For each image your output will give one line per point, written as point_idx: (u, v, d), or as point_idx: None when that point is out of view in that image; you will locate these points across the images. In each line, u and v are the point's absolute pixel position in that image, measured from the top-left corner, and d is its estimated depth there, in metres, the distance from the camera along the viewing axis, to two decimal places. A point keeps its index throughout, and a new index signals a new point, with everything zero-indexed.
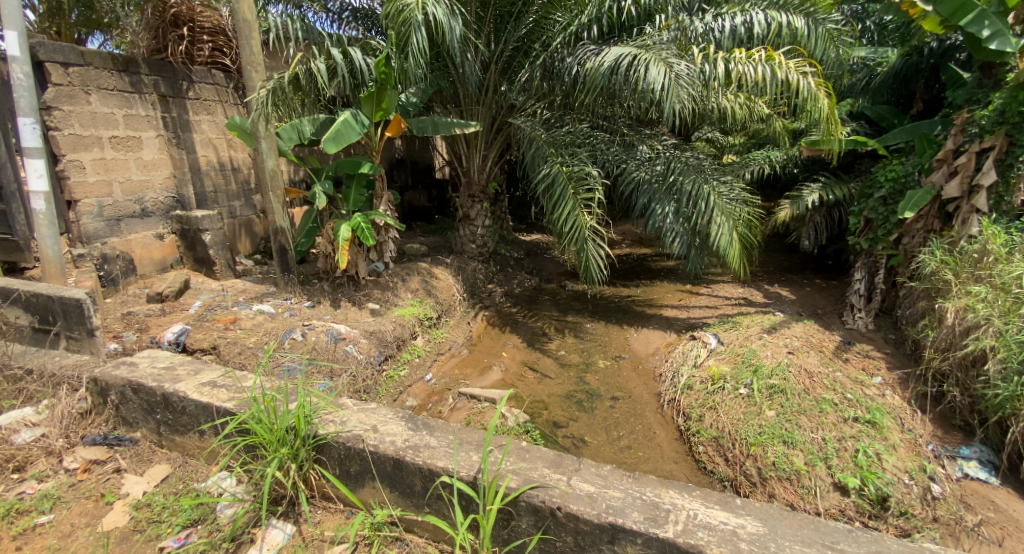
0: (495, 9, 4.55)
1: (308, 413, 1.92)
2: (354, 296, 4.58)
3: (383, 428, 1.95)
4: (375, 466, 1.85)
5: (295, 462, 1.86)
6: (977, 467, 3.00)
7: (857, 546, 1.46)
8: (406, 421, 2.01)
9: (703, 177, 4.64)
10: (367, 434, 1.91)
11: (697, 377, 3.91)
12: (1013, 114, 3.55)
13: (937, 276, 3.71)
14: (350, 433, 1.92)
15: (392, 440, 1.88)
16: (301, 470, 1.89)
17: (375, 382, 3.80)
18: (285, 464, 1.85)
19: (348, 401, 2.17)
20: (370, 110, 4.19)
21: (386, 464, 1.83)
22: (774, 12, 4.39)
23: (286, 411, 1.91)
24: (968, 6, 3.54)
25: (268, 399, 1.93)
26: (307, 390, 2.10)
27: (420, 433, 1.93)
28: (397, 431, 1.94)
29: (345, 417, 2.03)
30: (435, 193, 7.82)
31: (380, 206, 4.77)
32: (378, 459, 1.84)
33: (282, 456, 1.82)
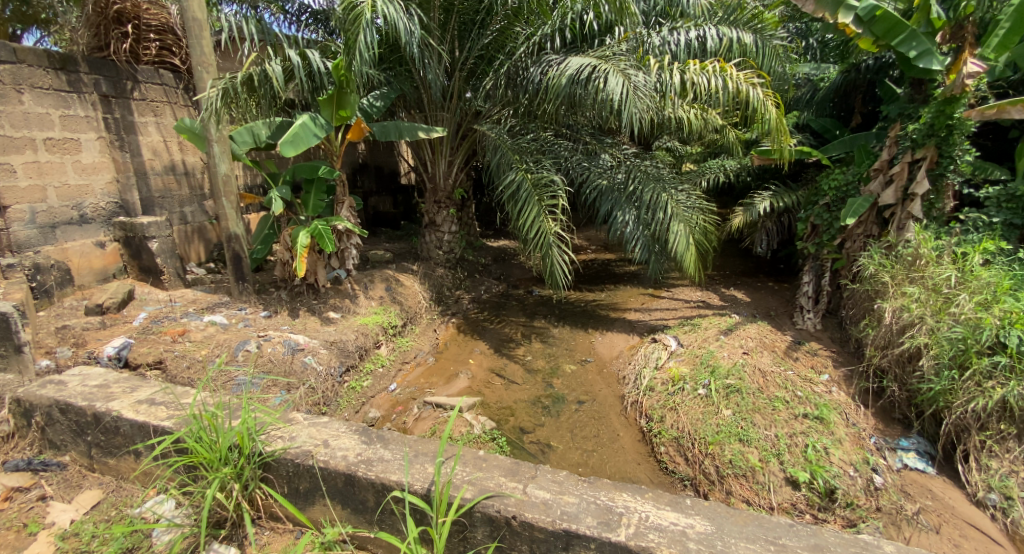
0: (458, 16, 4.55)
1: (253, 428, 1.84)
2: (313, 304, 4.45)
3: (334, 442, 1.91)
4: (325, 483, 1.81)
5: (238, 482, 1.79)
6: (915, 458, 3.20)
7: (798, 540, 1.52)
8: (360, 434, 1.97)
9: (662, 186, 4.79)
10: (317, 450, 1.87)
11: (658, 379, 4.01)
12: (940, 128, 3.82)
13: (876, 278, 3.95)
14: (299, 449, 1.87)
15: (344, 454, 1.84)
16: (245, 490, 1.82)
17: (334, 393, 3.71)
18: (228, 484, 1.78)
19: (300, 415, 2.11)
20: (330, 113, 4.11)
21: (336, 480, 1.80)
22: (725, 28, 4.60)
23: (228, 428, 1.83)
24: (899, 27, 3.81)
25: (210, 416, 1.85)
26: (253, 404, 2.02)
27: (374, 446, 1.89)
28: (350, 445, 1.90)
29: (296, 432, 1.98)
30: (401, 198, 7.74)
31: (342, 212, 4.68)
32: (328, 475, 1.80)
33: (224, 476, 1.74)
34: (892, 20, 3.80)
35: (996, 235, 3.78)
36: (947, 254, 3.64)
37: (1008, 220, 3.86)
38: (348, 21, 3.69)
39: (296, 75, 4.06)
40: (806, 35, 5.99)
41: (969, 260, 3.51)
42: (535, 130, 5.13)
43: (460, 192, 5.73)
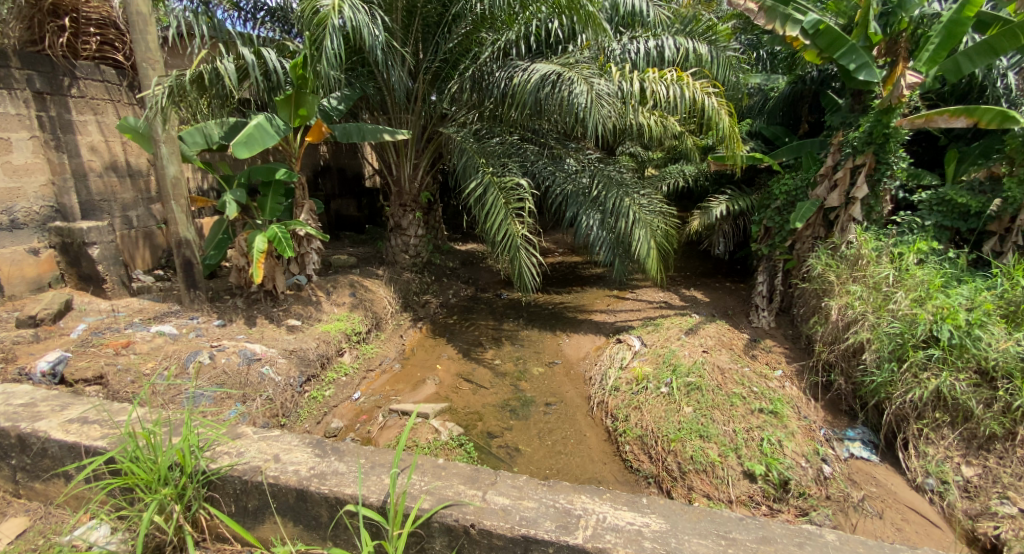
0: (421, 19, 4.50)
1: (195, 446, 1.77)
2: (271, 312, 4.32)
3: (286, 456, 1.86)
4: (275, 500, 1.76)
5: (179, 503, 1.70)
6: (860, 447, 3.38)
7: (748, 533, 1.58)
8: (313, 446, 1.92)
9: (624, 191, 4.88)
10: (267, 465, 1.81)
11: (623, 379, 4.09)
12: (878, 136, 4.05)
13: (823, 277, 4.15)
14: (247, 466, 1.81)
15: (296, 469, 1.79)
16: (189, 511, 1.74)
17: (294, 403, 3.60)
18: (168, 507, 1.68)
19: (250, 429, 2.04)
20: (287, 114, 4.00)
21: (287, 496, 1.74)
22: (682, 38, 4.77)
23: (168, 446, 1.74)
24: (840, 40, 4.04)
25: (146, 433, 1.76)
26: (196, 420, 1.94)
27: (327, 459, 1.85)
28: (302, 459, 1.85)
29: (245, 446, 1.91)
30: (365, 201, 7.61)
31: (301, 215, 4.58)
32: (278, 492, 1.75)
33: (164, 498, 1.65)
34: (834, 34, 4.02)
35: (928, 237, 4.07)
36: (886, 254, 3.88)
37: (939, 222, 4.17)
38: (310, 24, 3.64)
39: (250, 74, 3.92)
40: (756, 48, 6.22)
41: (905, 260, 3.74)
42: (501, 134, 5.14)
43: (427, 195, 5.68)
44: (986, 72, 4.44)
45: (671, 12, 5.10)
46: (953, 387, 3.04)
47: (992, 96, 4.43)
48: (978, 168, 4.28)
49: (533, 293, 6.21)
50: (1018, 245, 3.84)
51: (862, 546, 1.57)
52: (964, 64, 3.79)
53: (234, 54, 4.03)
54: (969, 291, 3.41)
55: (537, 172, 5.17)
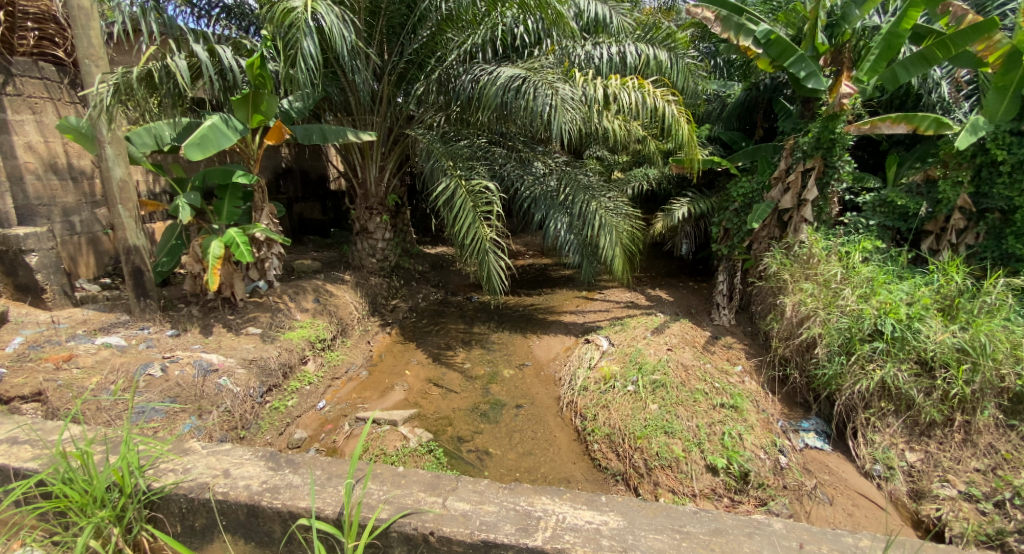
0: (386, 19, 4.45)
1: (134, 465, 1.69)
2: (229, 320, 4.17)
3: (236, 471, 1.80)
4: (223, 517, 1.70)
5: (118, 526, 1.62)
6: (814, 437, 3.53)
7: (700, 526, 1.63)
8: (266, 460, 1.86)
9: (591, 194, 4.95)
10: (215, 481, 1.75)
11: (591, 378, 4.14)
12: (825, 141, 4.26)
13: (778, 275, 4.33)
14: (193, 483, 1.74)
15: (246, 483, 1.74)
16: (129, 534, 1.66)
17: (253, 415, 3.51)
18: (106, 530, 1.60)
19: (199, 443, 1.96)
20: (244, 114, 3.88)
21: (238, 513, 1.69)
22: (644, 45, 4.88)
23: (104, 465, 1.66)
24: (790, 50, 4.22)
25: (78, 453, 1.67)
26: (138, 437, 1.86)
27: (281, 472, 1.80)
28: (254, 473, 1.79)
29: (192, 462, 1.85)
30: (330, 204, 7.45)
31: (261, 219, 4.45)
32: (227, 509, 1.70)
33: (100, 521, 1.57)
34: (785, 44, 4.20)
35: (871, 236, 4.31)
36: (835, 253, 4.08)
37: (882, 222, 4.42)
38: (279, 24, 3.60)
39: (205, 72, 3.78)
40: (714, 55, 6.41)
41: (851, 258, 3.94)
42: (468, 136, 5.14)
43: (393, 198, 5.62)
44: (921, 81, 4.71)
45: (632, 20, 5.21)
46: (896, 377, 3.22)
47: (928, 103, 4.72)
48: (916, 171, 4.53)
49: (503, 296, 6.22)
50: (951, 243, 4.10)
51: (806, 532, 1.64)
52: (901, 73, 4.02)
53: (186, 51, 3.88)
54: (909, 286, 3.63)
55: (505, 175, 5.19)
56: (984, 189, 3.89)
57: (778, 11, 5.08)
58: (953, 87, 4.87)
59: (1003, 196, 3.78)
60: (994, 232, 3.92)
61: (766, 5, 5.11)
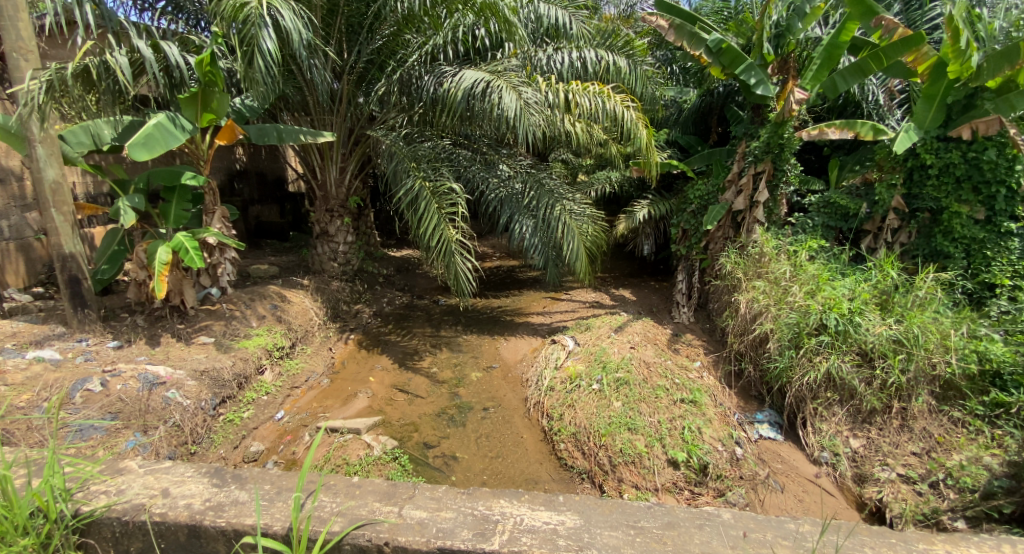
0: (345, 18, 4.37)
1: (59, 489, 1.60)
2: (178, 330, 3.97)
3: (176, 490, 1.73)
4: (161, 540, 1.62)
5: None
6: (768, 428, 3.68)
7: (654, 520, 1.67)
8: (210, 477, 1.80)
9: (556, 197, 4.99)
10: (152, 502, 1.68)
11: (557, 378, 4.18)
12: (774, 146, 4.45)
13: (732, 274, 4.50)
14: (128, 505, 1.66)
15: (188, 502, 1.67)
16: None
17: (205, 429, 3.36)
18: None
19: (136, 462, 1.87)
20: (192, 113, 3.72)
21: (178, 534, 1.62)
22: (603, 51, 4.93)
23: (26, 491, 1.56)
24: (739, 58, 4.39)
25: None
26: (65, 458, 1.75)
27: (227, 489, 1.74)
28: (196, 491, 1.73)
29: (127, 483, 1.76)
30: (288, 207, 7.21)
31: (213, 223, 4.27)
32: (166, 531, 1.62)
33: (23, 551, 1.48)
34: (735, 52, 4.37)
35: (817, 236, 4.54)
36: (784, 252, 4.27)
37: (826, 222, 4.67)
38: (236, 21, 3.44)
39: (148, 69, 3.59)
40: (670, 62, 6.58)
41: (799, 256, 4.15)
42: (432, 138, 5.09)
43: (355, 200, 5.49)
44: (860, 89, 4.97)
45: (592, 26, 5.29)
46: (840, 368, 3.40)
47: (865, 111, 5.00)
48: (854, 174, 4.77)
49: (470, 298, 6.19)
50: (887, 242, 4.36)
51: (752, 521, 1.70)
52: (839, 82, 4.26)
53: (128, 47, 3.68)
54: (851, 283, 3.84)
55: (470, 177, 5.16)
56: (915, 191, 4.17)
57: (728, 20, 5.27)
58: (887, 96, 5.19)
59: (932, 196, 4.05)
60: (925, 232, 4.19)
61: (718, 15, 5.37)
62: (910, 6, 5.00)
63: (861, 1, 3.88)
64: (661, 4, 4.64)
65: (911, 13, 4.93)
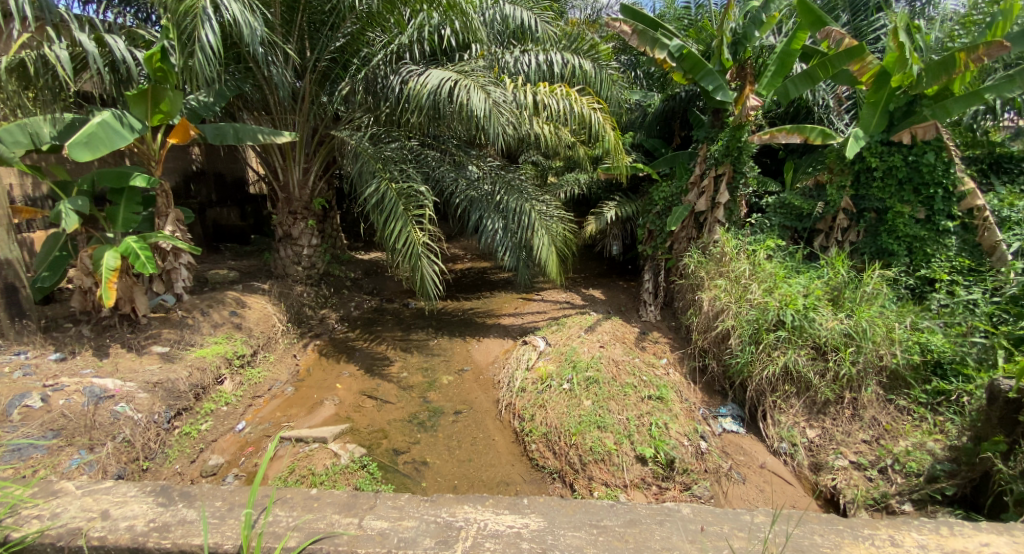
0: (306, 15, 4.27)
1: None
2: (129, 340, 3.78)
3: (117, 511, 1.66)
4: None
5: None
6: (731, 422, 3.79)
7: (617, 518, 1.70)
8: (156, 495, 1.73)
9: (526, 197, 5.01)
10: (90, 525, 1.60)
11: (529, 379, 4.19)
12: (733, 148, 4.59)
13: (696, 273, 4.62)
14: (63, 529, 1.58)
15: (130, 524, 1.61)
16: None
17: (159, 443, 3.21)
18: None
19: (72, 483, 1.78)
20: (142, 111, 3.55)
21: None
22: (568, 54, 4.98)
23: None
24: (700, 64, 4.50)
25: None
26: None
27: (173, 507, 1.68)
28: (139, 511, 1.66)
29: (62, 506, 1.67)
30: (249, 209, 6.98)
31: (166, 226, 4.08)
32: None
33: None
34: (695, 58, 4.47)
35: (774, 235, 4.71)
36: (744, 251, 4.41)
37: (783, 222, 4.85)
38: (173, 10, 3.29)
39: (92, 64, 3.41)
40: (634, 66, 6.70)
41: (757, 255, 4.28)
42: (399, 138, 5.02)
43: (320, 203, 5.36)
44: (811, 95, 5.21)
45: (558, 28, 5.33)
46: (796, 362, 3.54)
47: (817, 115, 5.23)
48: (807, 175, 4.91)
49: (441, 301, 6.13)
50: (838, 240, 4.57)
51: (711, 514, 1.75)
52: (790, 89, 4.37)
53: (69, 40, 3.49)
54: (805, 280, 4.00)
55: (438, 178, 5.12)
56: (862, 192, 4.39)
57: (689, 27, 5.41)
58: (836, 102, 5.43)
59: (877, 197, 4.29)
60: (871, 231, 4.41)
61: (679, 21, 5.52)
62: (857, 16, 5.23)
63: (811, 11, 4.02)
64: (625, 9, 4.73)
65: (858, 23, 5.17)
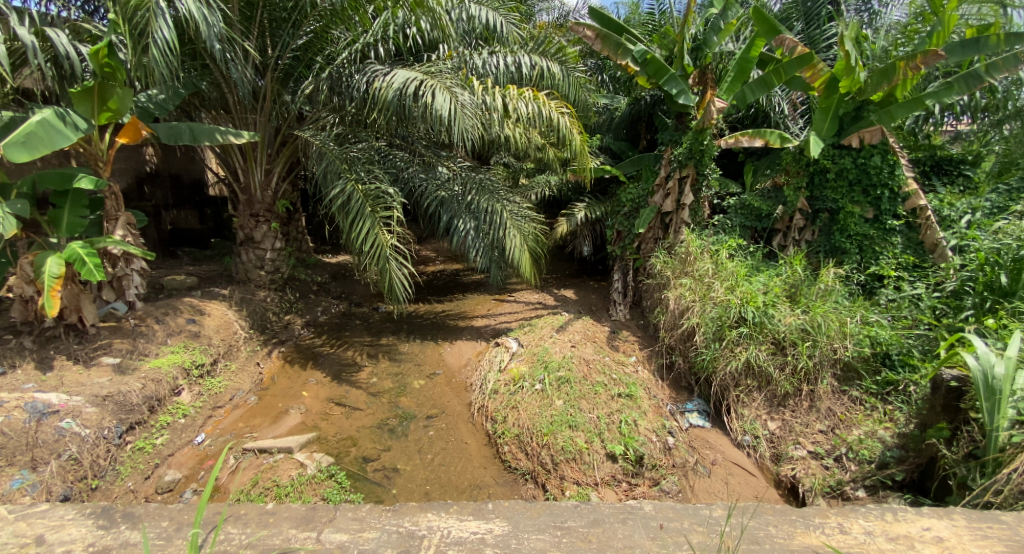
0: (266, 11, 4.15)
1: None
2: (76, 351, 3.59)
3: (52, 536, 1.61)
4: None
5: None
6: (697, 417, 3.88)
7: (581, 519, 1.71)
8: (96, 518, 1.68)
9: (496, 198, 4.98)
10: (23, 551, 1.55)
11: (501, 381, 4.18)
12: (695, 152, 4.72)
13: (662, 273, 4.72)
14: None
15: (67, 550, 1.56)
16: None
17: (109, 460, 3.07)
18: None
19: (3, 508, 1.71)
20: (88, 109, 3.37)
21: None
22: (537, 57, 4.96)
23: None
24: (663, 69, 4.60)
25: None
26: None
27: (114, 531, 1.63)
28: (76, 537, 1.61)
29: None
30: (209, 212, 6.73)
31: (116, 230, 3.88)
32: None
33: None
34: (658, 63, 4.56)
35: (735, 235, 4.85)
36: (708, 250, 4.53)
37: (743, 223, 4.98)
38: (122, 4, 3.14)
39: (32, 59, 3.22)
40: (601, 70, 6.78)
41: (720, 255, 4.40)
42: (366, 139, 4.92)
43: (283, 204, 5.21)
44: (768, 100, 5.39)
45: (526, 30, 5.33)
46: (757, 357, 3.65)
47: (773, 120, 5.42)
48: (765, 177, 5.07)
49: (411, 305, 6.06)
50: (795, 240, 4.74)
51: (672, 510, 1.79)
52: (749, 94, 4.51)
53: (7, 33, 3.29)
54: (765, 278, 4.13)
55: (407, 179, 5.05)
56: (817, 193, 4.57)
57: (653, 32, 5.52)
58: (791, 107, 5.63)
59: (831, 198, 4.47)
60: (825, 230, 4.60)
61: (643, 27, 5.62)
62: (810, 25, 5.44)
63: (766, 19, 4.12)
64: (592, 13, 4.74)
65: (811, 31, 5.38)
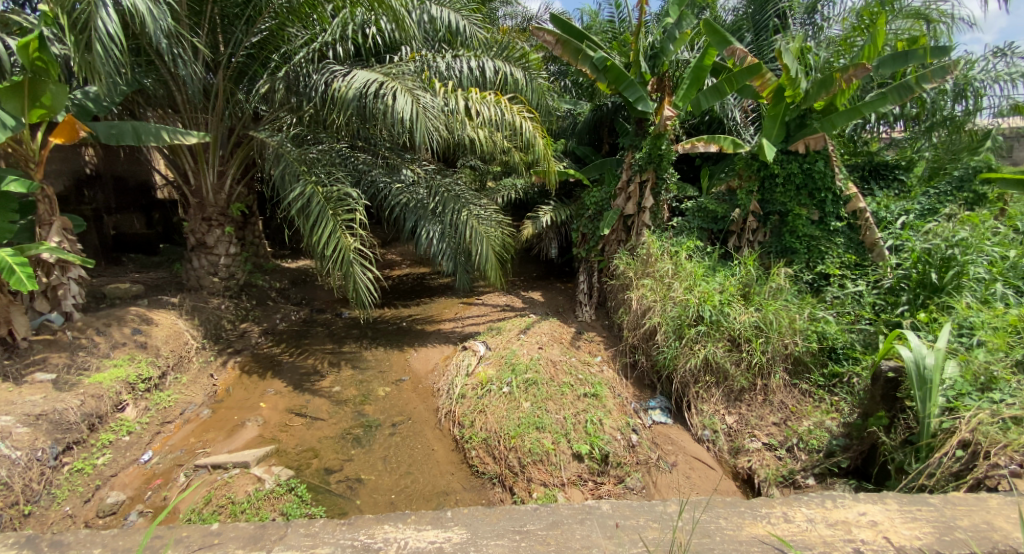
0: (217, 6, 4.01)
1: None
2: (6, 368, 3.35)
3: None
4: None
5: None
6: (660, 414, 3.97)
7: (540, 522, 1.71)
8: (19, 548, 1.58)
9: (462, 203, 4.94)
10: None
11: (468, 385, 4.14)
12: (654, 156, 4.85)
13: (625, 274, 4.81)
14: None
15: None
16: None
17: (43, 484, 2.88)
18: None
19: None
20: (16, 106, 3.13)
21: None
22: (500, 61, 4.98)
23: None
24: (623, 76, 4.68)
25: None
26: None
27: None
28: None
29: None
30: (156, 216, 6.42)
31: (51, 236, 3.64)
32: None
33: None
34: (618, 70, 4.64)
35: (694, 236, 5.00)
36: (668, 252, 4.64)
37: (701, 225, 5.05)
38: None
39: None
40: (563, 76, 6.88)
41: (679, 256, 4.52)
42: (326, 140, 4.80)
43: (238, 207, 5.01)
44: (721, 108, 5.59)
45: (489, 33, 5.33)
46: (714, 354, 3.77)
47: (727, 126, 5.62)
48: (720, 181, 5.17)
49: (377, 310, 5.95)
50: (749, 241, 4.91)
51: (629, 508, 1.82)
52: (703, 101, 4.65)
53: None
54: (722, 278, 4.27)
55: (370, 181, 4.95)
56: (767, 197, 4.77)
57: (613, 39, 5.64)
58: (743, 114, 5.85)
59: (780, 201, 4.68)
60: (776, 232, 4.81)
61: (603, 34, 5.73)
62: (759, 36, 5.70)
63: (716, 30, 4.30)
64: (553, 19, 4.81)
65: (760, 42, 5.63)
